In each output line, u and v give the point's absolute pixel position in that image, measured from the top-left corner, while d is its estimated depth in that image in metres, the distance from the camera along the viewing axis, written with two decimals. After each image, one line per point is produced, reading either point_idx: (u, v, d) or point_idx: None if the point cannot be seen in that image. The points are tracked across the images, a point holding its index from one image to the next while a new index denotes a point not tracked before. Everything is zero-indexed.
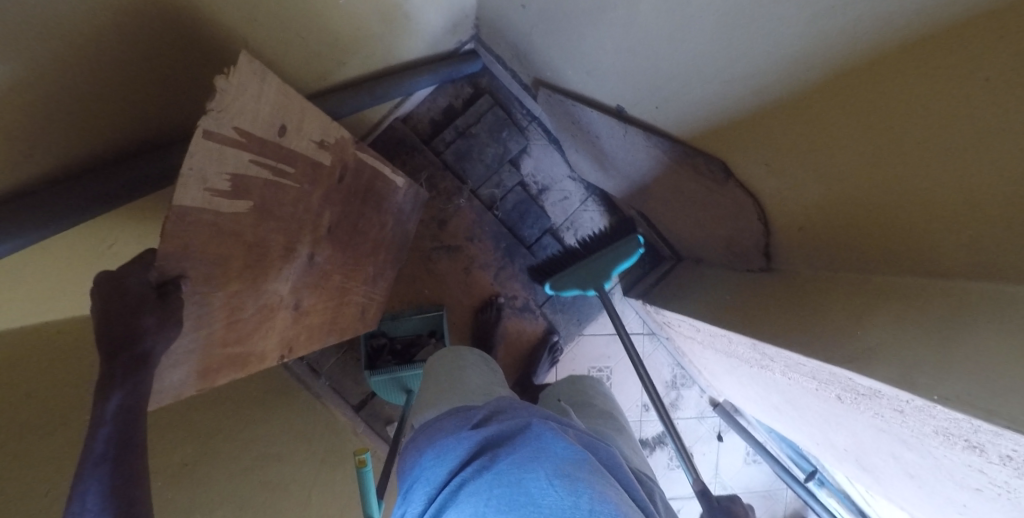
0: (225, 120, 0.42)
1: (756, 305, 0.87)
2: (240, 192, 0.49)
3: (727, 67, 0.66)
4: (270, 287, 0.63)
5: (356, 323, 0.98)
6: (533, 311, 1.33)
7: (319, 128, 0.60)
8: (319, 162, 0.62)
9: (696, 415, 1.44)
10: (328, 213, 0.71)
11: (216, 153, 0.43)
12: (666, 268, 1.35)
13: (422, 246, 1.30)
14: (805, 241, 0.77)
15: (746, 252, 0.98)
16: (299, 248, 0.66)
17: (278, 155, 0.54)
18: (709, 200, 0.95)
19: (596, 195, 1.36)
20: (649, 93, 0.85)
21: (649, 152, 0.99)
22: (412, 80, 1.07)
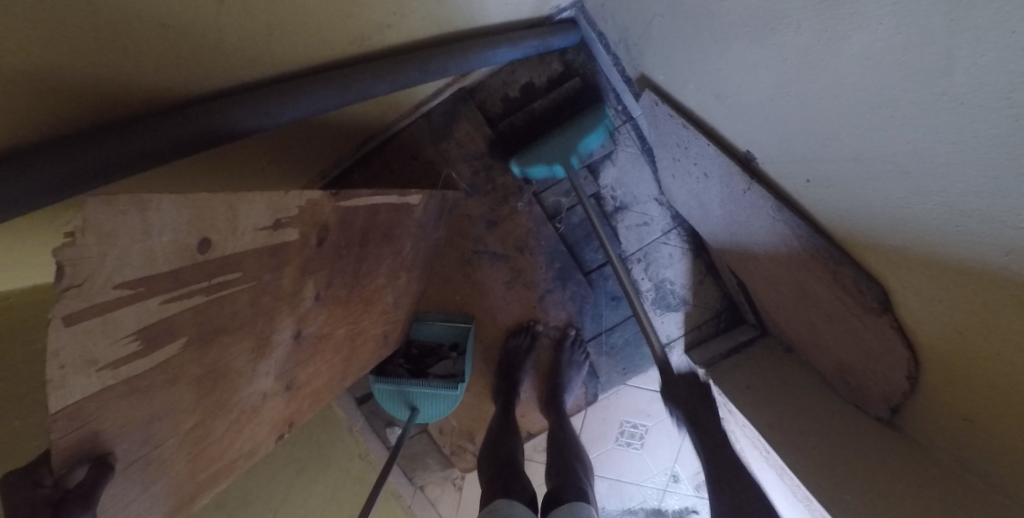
0: (108, 279, 0.31)
1: (844, 477, 0.66)
2: (162, 330, 0.40)
3: (942, 183, 0.41)
4: (242, 394, 0.57)
5: (371, 350, 0.93)
6: (581, 348, 1.09)
7: (269, 208, 0.51)
8: (282, 243, 0.56)
9: None
10: (309, 285, 0.66)
11: (101, 323, 0.32)
12: (745, 338, 1.05)
13: (463, 246, 1.12)
14: (988, 445, 0.52)
15: (863, 390, 0.73)
16: (276, 336, 0.61)
17: (213, 268, 0.44)
18: (837, 319, 0.69)
19: (682, 228, 1.10)
20: (801, 159, 0.59)
21: (776, 229, 0.70)
22: (491, 50, 0.90)
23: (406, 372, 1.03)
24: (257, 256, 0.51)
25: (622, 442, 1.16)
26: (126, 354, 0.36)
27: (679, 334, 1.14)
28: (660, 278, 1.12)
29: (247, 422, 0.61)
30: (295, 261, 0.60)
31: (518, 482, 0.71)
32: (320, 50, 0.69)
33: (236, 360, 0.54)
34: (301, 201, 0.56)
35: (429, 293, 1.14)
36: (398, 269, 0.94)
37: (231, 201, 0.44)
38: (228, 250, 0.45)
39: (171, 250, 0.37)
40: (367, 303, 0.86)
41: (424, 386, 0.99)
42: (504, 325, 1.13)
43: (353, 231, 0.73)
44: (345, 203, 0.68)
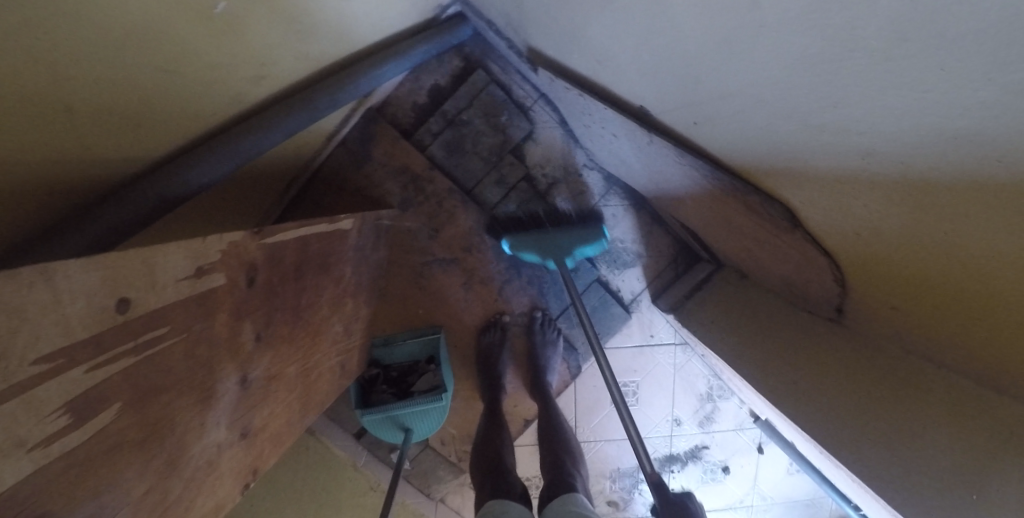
0: (24, 354, 0.31)
1: (812, 385, 0.70)
2: (92, 401, 0.40)
3: (797, 105, 0.43)
4: (200, 443, 0.58)
5: (328, 383, 0.92)
6: (553, 327, 1.12)
7: (185, 257, 0.51)
8: (208, 289, 0.56)
9: (733, 427, 1.21)
10: (247, 326, 0.65)
11: (24, 404, 0.32)
12: (703, 275, 1.07)
13: (412, 260, 1.12)
14: (903, 324, 0.58)
15: (807, 297, 0.77)
16: (221, 384, 0.60)
17: (137, 326, 0.44)
18: (762, 241, 0.74)
19: (618, 186, 1.13)
20: (685, 105, 0.62)
21: (685, 172, 0.75)
22: (379, 68, 0.90)
23: (390, 396, 1.05)
24: (182, 306, 0.51)
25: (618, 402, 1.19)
26: (54, 430, 0.36)
27: (642, 287, 1.16)
28: (610, 239, 1.14)
29: (208, 478, 0.61)
30: (226, 305, 0.60)
31: (508, 480, 0.73)
32: (215, 114, 0.68)
33: (182, 416, 0.53)
34: (222, 244, 0.57)
35: (389, 309, 1.12)
36: (343, 297, 0.94)
37: (145, 255, 0.44)
38: (150, 307, 0.46)
39: (84, 318, 0.37)
40: (315, 334, 0.85)
41: (411, 405, 1.01)
42: (472, 325, 1.14)
43: (285, 267, 0.73)
44: (273, 237, 0.70)
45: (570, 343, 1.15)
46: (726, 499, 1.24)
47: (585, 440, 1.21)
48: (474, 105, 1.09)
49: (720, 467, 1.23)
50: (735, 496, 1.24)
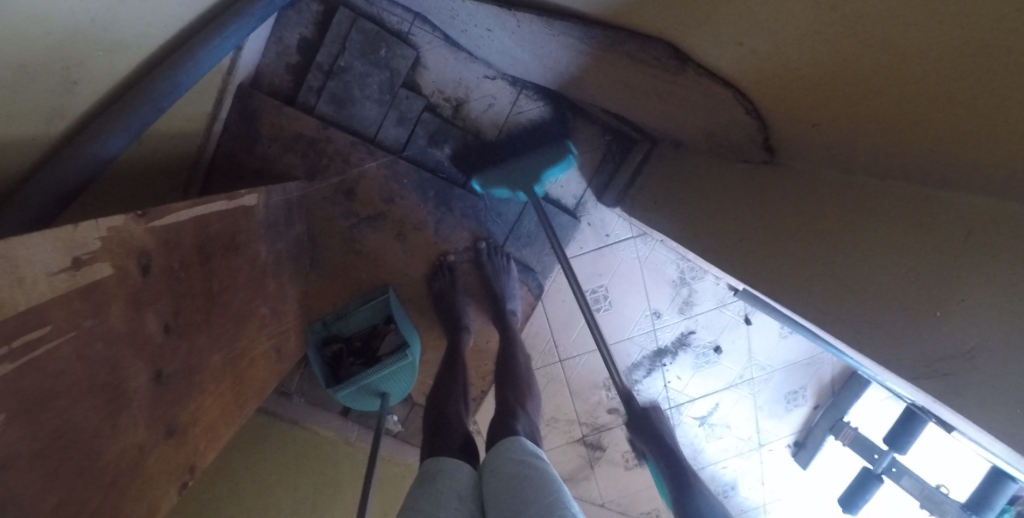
0: None
1: (765, 246, 0.62)
2: None
3: None
4: (119, 440, 0.55)
5: (266, 368, 0.91)
6: (501, 254, 1.07)
7: (60, 247, 0.44)
8: (93, 282, 0.49)
9: (714, 305, 1.19)
10: (152, 317, 0.60)
11: None
12: (642, 156, 1.00)
13: (338, 226, 1.04)
14: (827, 141, 0.52)
15: (737, 145, 0.70)
16: (133, 382, 0.57)
17: (11, 329, 0.37)
18: (667, 93, 0.66)
19: (527, 88, 1.02)
20: None
21: (562, 43, 0.69)
22: (236, 24, 0.76)
23: (359, 366, 1.01)
24: (65, 303, 0.45)
25: (594, 310, 1.16)
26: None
27: (583, 189, 1.09)
28: None
29: (129, 480, 0.58)
30: (121, 296, 0.54)
31: (446, 436, 0.80)
32: (72, 105, 0.56)
33: (88, 420, 0.49)
34: (100, 230, 0.50)
35: (331, 282, 1.07)
36: (265, 276, 0.89)
37: (7, 250, 0.37)
38: (21, 305, 0.38)
39: None
40: (238, 321, 0.81)
41: (382, 369, 0.98)
42: (422, 275, 1.08)
43: (186, 251, 0.66)
44: (162, 221, 0.61)
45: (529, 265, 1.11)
46: (727, 378, 1.22)
47: (571, 354, 1.20)
48: (348, 46, 0.94)
49: (712, 348, 1.20)
50: (733, 373, 1.22)
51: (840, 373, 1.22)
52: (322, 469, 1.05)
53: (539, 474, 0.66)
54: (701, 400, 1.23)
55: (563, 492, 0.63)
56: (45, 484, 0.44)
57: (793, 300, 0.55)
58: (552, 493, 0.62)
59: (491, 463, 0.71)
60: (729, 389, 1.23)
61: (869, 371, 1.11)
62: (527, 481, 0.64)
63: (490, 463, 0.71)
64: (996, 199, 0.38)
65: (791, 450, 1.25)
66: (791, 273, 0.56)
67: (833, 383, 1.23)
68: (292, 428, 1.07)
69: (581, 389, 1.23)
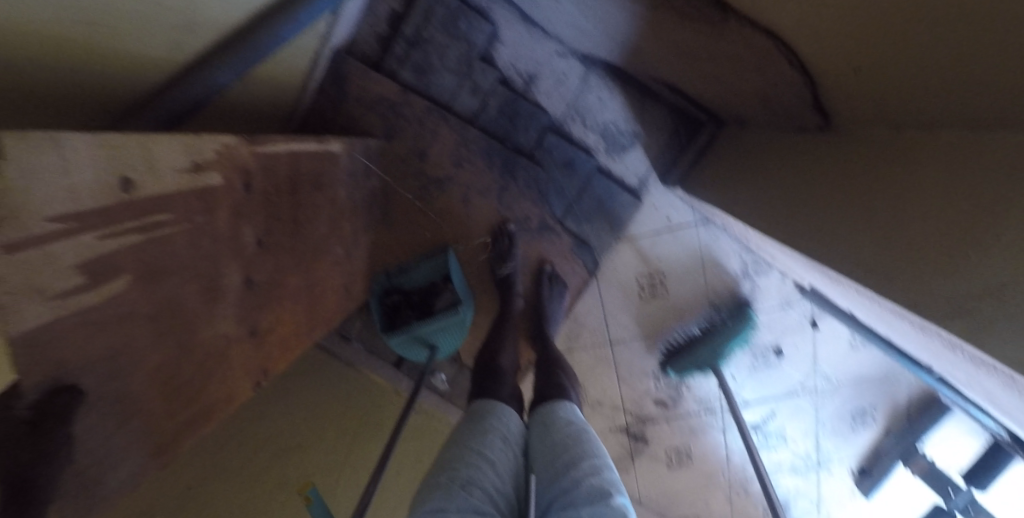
0: (37, 209, 0.34)
1: (800, 196, 0.60)
2: (101, 268, 0.43)
3: None
4: (212, 326, 0.66)
5: (335, 302, 1.02)
6: (553, 229, 1.11)
7: (184, 152, 0.54)
8: (207, 186, 0.60)
9: (779, 305, 1.11)
10: (248, 230, 0.71)
11: (41, 254, 0.36)
12: (707, 135, 0.99)
13: (408, 185, 1.13)
14: (867, 87, 0.48)
15: (793, 111, 0.66)
16: (228, 278, 0.67)
17: (144, 207, 0.48)
18: (729, 50, 0.66)
19: (598, 66, 1.04)
20: None
21: None
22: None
23: (416, 318, 1.09)
24: (184, 196, 0.55)
25: (647, 295, 1.14)
26: (72, 285, 0.40)
27: (647, 169, 1.08)
28: (602, 123, 1.07)
29: (218, 362, 0.70)
30: (226, 203, 0.64)
31: (497, 382, 0.86)
32: (203, 41, 0.66)
33: (191, 300, 0.59)
34: (215, 144, 0.61)
35: (395, 236, 1.16)
36: (342, 219, 1.00)
37: (143, 143, 0.47)
38: (151, 190, 0.49)
39: (93, 189, 0.41)
40: (315, 254, 0.92)
41: (435, 321, 1.07)
42: (480, 236, 1.13)
43: (281, 178, 0.78)
44: (263, 147, 0.72)
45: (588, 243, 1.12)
46: (788, 385, 1.13)
47: (619, 340, 1.18)
48: (432, 19, 1.04)
49: (772, 351, 1.13)
50: (794, 381, 1.13)
51: (916, 396, 1.09)
52: (365, 415, 1.14)
53: (586, 438, 0.71)
54: (756, 406, 1.15)
55: (606, 457, 0.67)
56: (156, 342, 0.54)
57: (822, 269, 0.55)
58: (599, 457, 0.66)
59: (540, 421, 0.77)
60: (789, 398, 1.14)
61: (953, 399, 0.98)
62: (578, 444, 0.68)
63: (543, 417, 0.77)
64: (1004, 131, 0.32)
65: (855, 477, 1.14)
66: (812, 229, 0.54)
67: (908, 407, 1.10)
68: (347, 370, 1.18)
69: (630, 376, 1.20)
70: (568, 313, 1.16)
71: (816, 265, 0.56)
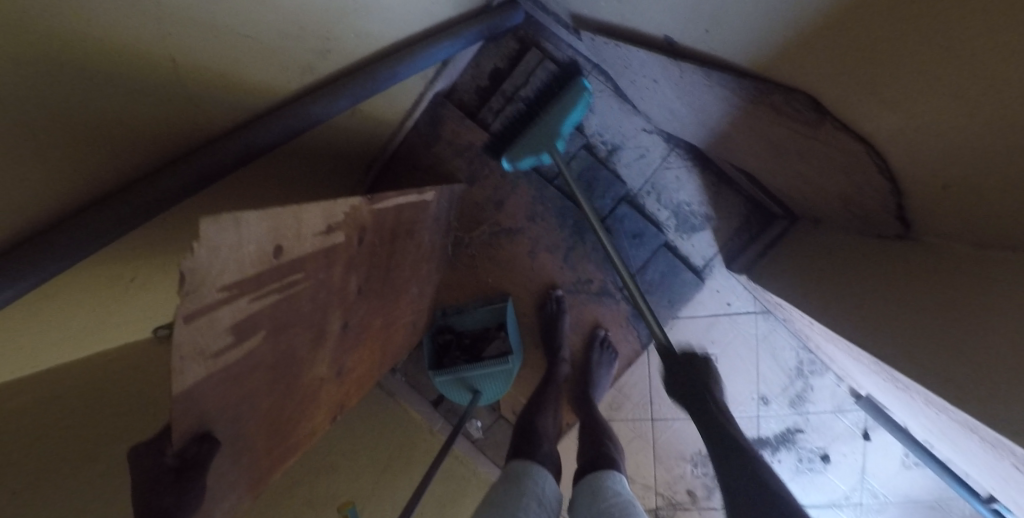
0: (211, 282, 0.44)
1: (873, 297, 0.67)
2: (242, 327, 0.54)
3: None
4: (310, 367, 0.76)
5: (402, 336, 1.09)
6: (614, 296, 1.18)
7: (325, 216, 0.63)
8: (332, 245, 0.69)
9: (831, 409, 1.14)
10: (353, 279, 0.81)
11: (206, 320, 0.46)
12: (777, 231, 1.05)
13: (479, 230, 1.23)
14: (952, 203, 0.53)
15: (870, 214, 0.71)
16: (330, 327, 0.78)
17: (283, 267, 0.58)
18: (806, 149, 0.70)
19: (679, 148, 1.13)
20: (696, 10, 0.65)
21: (717, 94, 0.76)
22: (432, 47, 1.01)
23: (463, 360, 1.13)
24: (315, 257, 0.65)
25: None
26: (223, 345, 0.51)
27: (714, 253, 1.14)
28: (675, 203, 1.14)
29: (309, 399, 0.80)
30: (342, 260, 0.74)
31: (533, 444, 0.87)
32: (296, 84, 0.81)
33: (296, 344, 0.69)
34: (346, 207, 0.69)
35: (461, 278, 1.24)
36: (424, 260, 1.09)
37: (296, 214, 0.56)
38: (297, 252, 0.59)
39: (256, 259, 0.51)
40: (397, 294, 1.01)
41: (482, 367, 1.10)
42: (539, 289, 1.21)
43: (385, 231, 0.87)
44: (379, 204, 0.80)
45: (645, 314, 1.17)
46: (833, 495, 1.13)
47: (663, 416, 1.20)
48: (531, 81, 1.17)
49: (818, 456, 1.15)
50: (839, 492, 1.14)
51: None
52: (408, 449, 1.15)
53: (629, 508, 0.71)
54: None
55: None
56: (268, 375, 0.65)
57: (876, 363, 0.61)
58: None
59: (587, 491, 0.79)
60: (830, 506, 1.14)
61: None
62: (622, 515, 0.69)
63: (589, 487, 0.79)
64: None
65: None
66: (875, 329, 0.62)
67: None
68: (384, 398, 1.24)
69: (666, 456, 1.21)
70: (614, 382, 1.20)
71: (864, 357, 0.65)
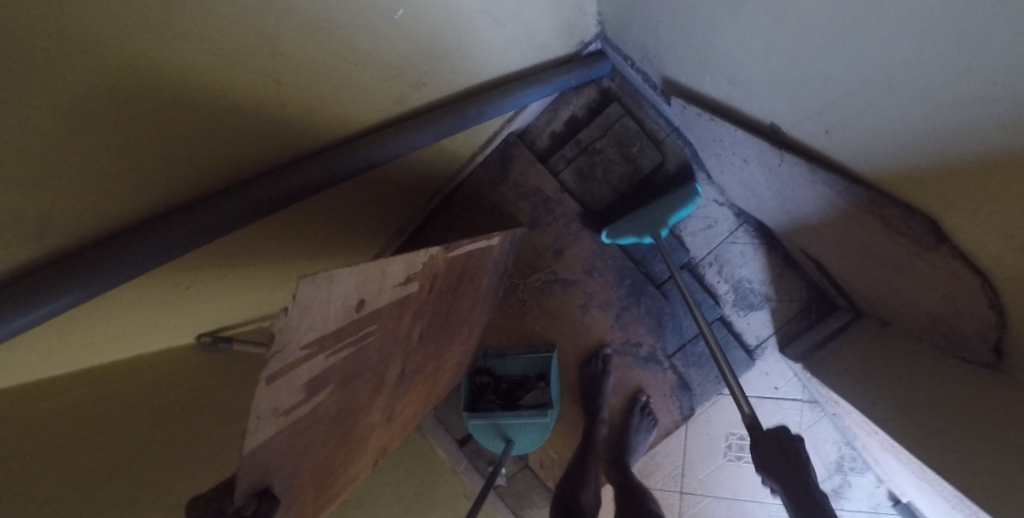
0: (297, 339, 0.47)
1: (947, 417, 0.67)
2: (321, 378, 0.57)
3: (930, 77, 0.44)
4: (364, 410, 0.76)
5: (446, 378, 1.08)
6: (660, 363, 1.17)
7: (405, 267, 0.64)
8: (407, 295, 0.70)
9: (866, 509, 1.11)
10: (417, 324, 0.81)
11: (286, 377, 0.48)
12: (839, 324, 1.04)
13: (534, 276, 1.23)
14: None
15: (960, 335, 0.71)
16: (388, 376, 0.79)
17: (360, 322, 0.60)
18: (904, 264, 0.70)
19: (747, 225, 1.14)
20: (818, 112, 0.64)
21: (817, 190, 0.75)
22: (522, 92, 1.03)
23: (499, 406, 1.11)
24: (389, 307, 0.67)
25: (732, 457, 1.15)
26: (295, 401, 0.53)
27: (769, 333, 1.15)
28: (737, 278, 1.16)
29: (358, 448, 0.82)
30: (412, 307, 0.75)
31: None
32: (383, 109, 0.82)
33: (358, 393, 0.70)
34: (425, 255, 0.69)
35: (508, 323, 1.24)
36: (478, 303, 1.08)
37: (383, 267, 0.58)
38: (373, 304, 0.61)
39: (339, 314, 0.53)
40: (451, 337, 1.00)
41: (519, 417, 1.07)
42: (585, 346, 1.20)
43: (452, 275, 0.86)
44: (453, 253, 0.79)
45: (689, 384, 1.16)
46: None
47: (691, 492, 1.17)
48: (608, 134, 1.18)
49: None
50: None
51: None
52: (432, 489, 1.12)
53: None
54: None
55: None
56: (331, 423, 0.66)
57: (956, 499, 0.61)
58: None
59: None
60: None
61: None
62: None
63: None
64: None
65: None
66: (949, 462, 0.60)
67: None
68: (416, 432, 1.21)
69: None
70: (648, 449, 1.18)
71: (938, 485, 0.65)
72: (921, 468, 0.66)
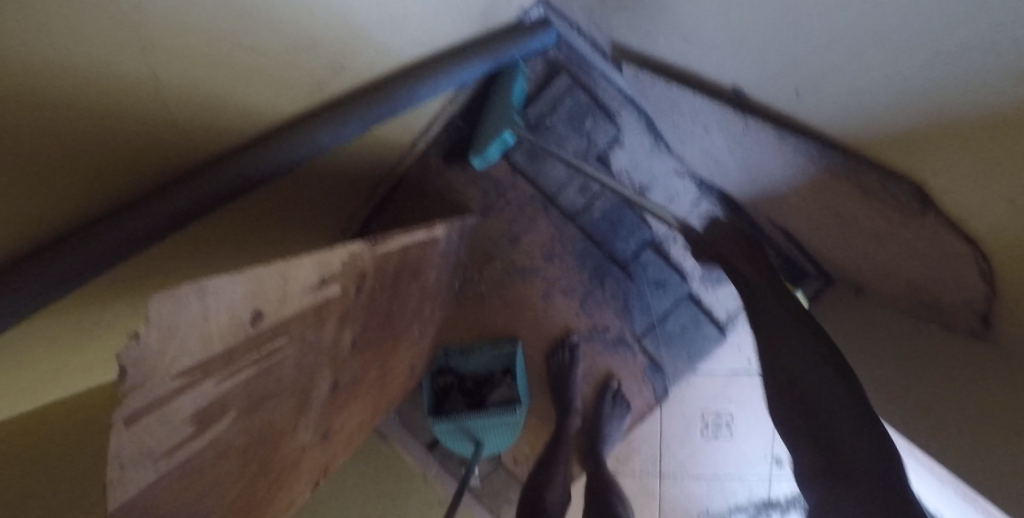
0: (167, 368, 0.30)
1: (936, 391, 0.60)
2: (215, 407, 0.40)
3: (924, 24, 0.35)
4: (290, 440, 0.61)
5: (399, 383, 0.98)
6: (630, 346, 1.11)
7: (317, 267, 0.49)
8: (325, 299, 0.54)
9: None
10: (348, 332, 0.67)
11: (158, 416, 0.31)
12: (812, 291, 0.97)
13: (490, 265, 1.13)
14: None
15: (942, 306, 0.64)
16: (318, 386, 0.64)
17: (263, 335, 0.43)
18: (886, 232, 0.62)
19: (711, 195, 1.08)
20: (785, 72, 0.57)
21: (785, 157, 0.67)
22: (460, 65, 0.90)
23: (465, 407, 1.02)
24: (304, 314, 0.51)
25: (709, 434, 1.11)
26: (182, 438, 0.36)
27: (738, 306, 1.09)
28: None
29: (288, 475, 0.66)
30: (337, 311, 0.60)
31: None
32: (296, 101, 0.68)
33: (279, 417, 0.55)
34: (344, 254, 0.54)
35: (464, 318, 1.16)
36: (427, 299, 0.98)
37: (285, 266, 0.42)
38: (280, 314, 0.45)
39: (226, 330, 0.37)
40: (397, 339, 0.89)
41: (486, 417, 0.99)
42: (551, 334, 1.12)
43: (386, 272, 0.72)
44: (383, 247, 0.65)
45: (662, 367, 1.10)
46: None
47: (671, 473, 1.13)
48: (558, 110, 1.09)
49: None
50: None
51: None
52: (400, 502, 1.04)
53: None
54: None
55: None
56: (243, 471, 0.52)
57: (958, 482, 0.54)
58: None
59: None
60: None
61: None
62: None
63: None
64: None
65: None
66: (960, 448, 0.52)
67: None
68: (377, 441, 1.13)
69: None
70: (624, 435, 1.13)
71: (932, 465, 0.59)
72: (917, 449, 0.60)
